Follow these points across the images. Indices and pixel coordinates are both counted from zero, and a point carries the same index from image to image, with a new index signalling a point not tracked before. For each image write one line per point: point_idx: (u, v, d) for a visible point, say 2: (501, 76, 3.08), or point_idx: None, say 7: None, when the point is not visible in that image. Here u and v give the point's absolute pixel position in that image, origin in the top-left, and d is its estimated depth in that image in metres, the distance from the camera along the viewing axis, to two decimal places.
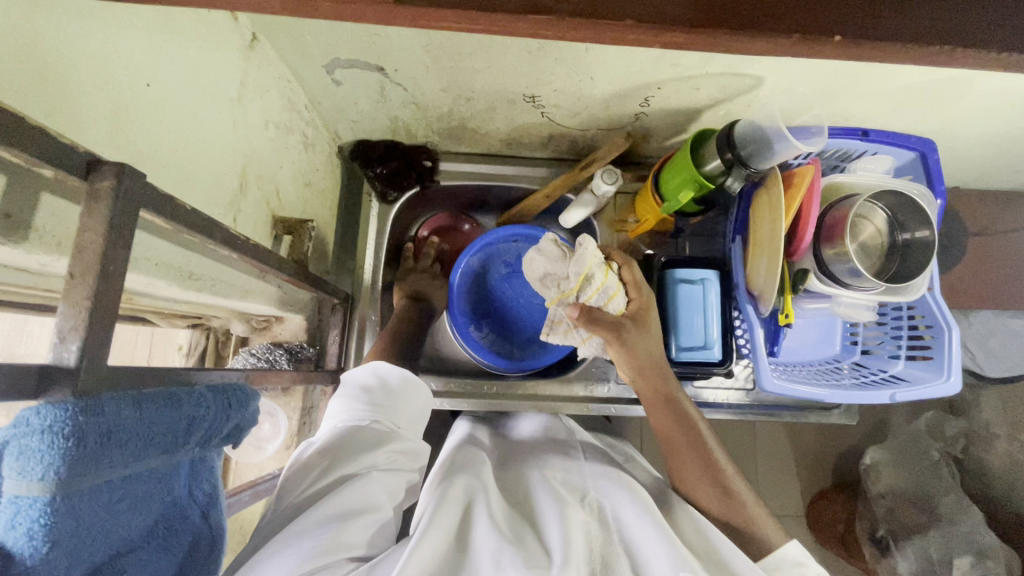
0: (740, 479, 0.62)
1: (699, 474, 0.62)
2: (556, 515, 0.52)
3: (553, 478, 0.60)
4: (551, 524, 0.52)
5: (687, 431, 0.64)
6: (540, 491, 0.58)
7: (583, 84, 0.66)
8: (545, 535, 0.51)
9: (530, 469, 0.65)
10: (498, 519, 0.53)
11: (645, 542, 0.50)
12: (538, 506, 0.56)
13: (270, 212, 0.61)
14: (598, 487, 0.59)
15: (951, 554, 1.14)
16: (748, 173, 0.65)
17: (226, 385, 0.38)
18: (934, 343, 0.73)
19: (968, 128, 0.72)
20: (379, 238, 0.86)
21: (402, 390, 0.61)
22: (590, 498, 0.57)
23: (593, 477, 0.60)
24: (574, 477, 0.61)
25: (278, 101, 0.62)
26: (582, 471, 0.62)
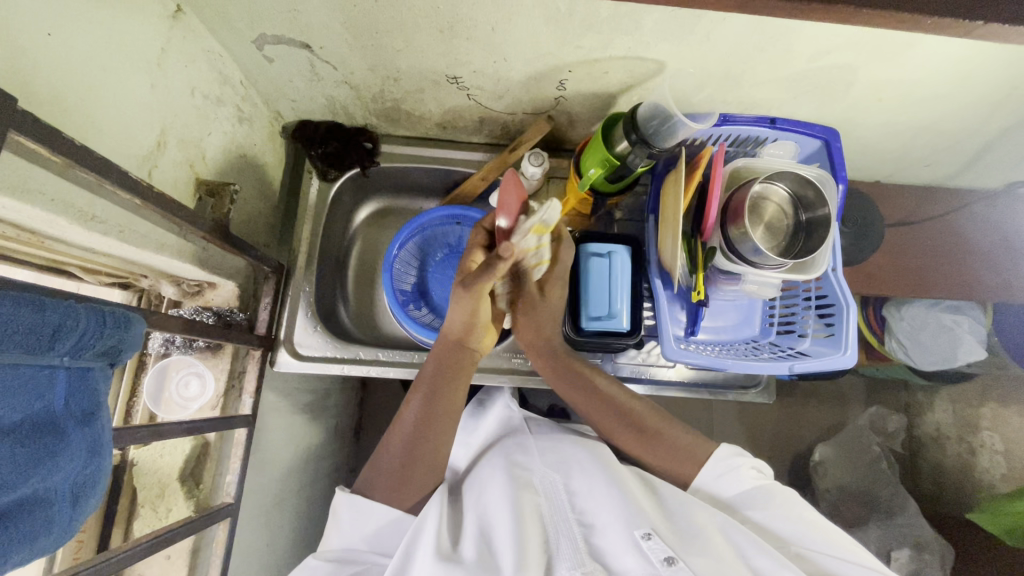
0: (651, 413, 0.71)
1: (620, 430, 0.70)
2: (506, 509, 0.58)
3: (503, 464, 0.66)
4: (502, 526, 0.56)
5: (597, 402, 0.72)
6: (487, 493, 0.62)
7: (498, 65, 0.70)
8: (497, 539, 0.56)
9: (480, 466, 0.69)
10: (445, 544, 0.56)
11: (601, 510, 0.57)
12: (484, 513, 0.60)
13: (192, 173, 0.65)
14: (544, 472, 0.65)
15: (889, 547, 1.22)
16: (652, 151, 0.69)
17: (109, 308, 0.42)
18: (836, 320, 0.76)
19: (868, 117, 0.77)
20: (318, 214, 0.89)
21: (354, 511, 0.63)
22: (544, 484, 0.63)
23: (548, 454, 0.68)
24: (524, 462, 0.66)
25: (207, 72, 0.66)
26: (532, 451, 0.68)
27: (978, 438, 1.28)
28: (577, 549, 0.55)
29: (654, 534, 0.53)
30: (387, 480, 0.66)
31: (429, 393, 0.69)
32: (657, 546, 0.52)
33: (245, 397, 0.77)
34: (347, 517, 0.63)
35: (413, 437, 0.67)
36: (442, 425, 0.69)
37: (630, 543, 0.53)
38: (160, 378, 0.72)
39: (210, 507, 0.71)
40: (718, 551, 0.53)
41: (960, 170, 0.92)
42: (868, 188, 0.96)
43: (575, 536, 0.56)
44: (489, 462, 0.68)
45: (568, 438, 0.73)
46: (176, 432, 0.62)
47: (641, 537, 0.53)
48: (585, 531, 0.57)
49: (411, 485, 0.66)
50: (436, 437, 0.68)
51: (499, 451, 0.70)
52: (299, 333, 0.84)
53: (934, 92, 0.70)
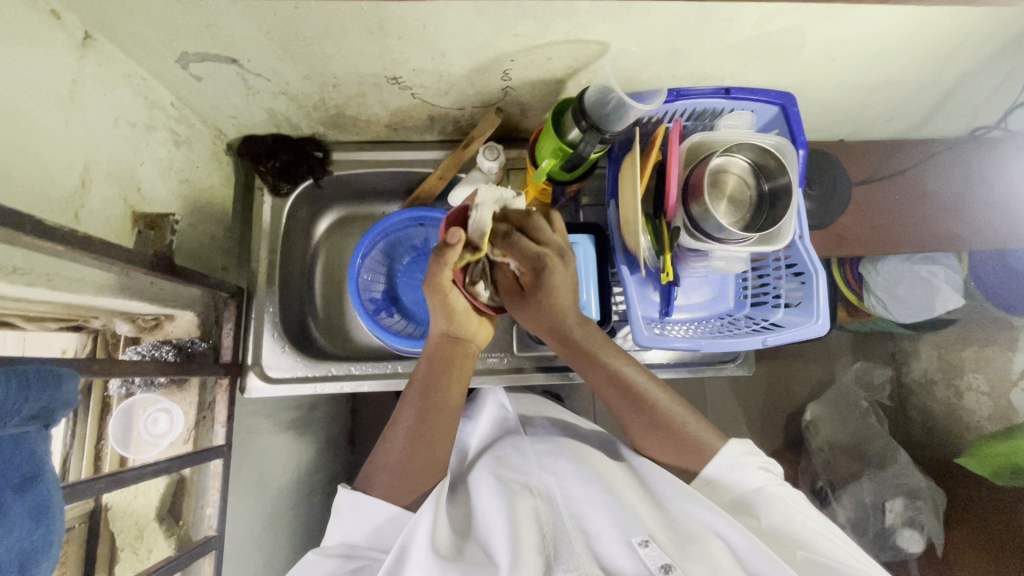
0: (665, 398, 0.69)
1: (639, 419, 0.68)
2: (502, 513, 0.57)
3: (499, 471, 0.65)
4: (497, 529, 0.56)
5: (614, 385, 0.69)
6: (482, 498, 0.62)
7: (437, 61, 0.67)
8: (492, 542, 0.55)
9: (473, 472, 0.69)
10: (442, 540, 0.55)
11: (597, 514, 0.57)
12: (481, 515, 0.60)
13: (128, 207, 0.62)
14: (538, 475, 0.65)
15: (884, 499, 1.24)
16: (605, 136, 0.67)
17: (32, 368, 0.40)
18: (807, 289, 0.75)
19: (823, 78, 0.75)
20: (275, 231, 0.87)
21: (356, 508, 0.61)
22: (537, 486, 0.63)
23: (543, 460, 0.68)
24: (519, 466, 0.67)
25: (131, 99, 0.63)
26: (528, 456, 0.69)
27: (965, 381, 1.28)
28: (573, 552, 0.54)
29: (652, 541, 0.53)
30: (388, 478, 0.63)
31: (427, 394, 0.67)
32: (654, 554, 0.52)
33: (217, 427, 0.75)
34: (349, 510, 0.61)
35: (415, 427, 0.65)
36: (441, 417, 0.66)
37: (627, 549, 0.53)
38: (127, 419, 0.71)
39: (191, 543, 0.70)
40: (714, 557, 0.53)
41: (923, 121, 0.91)
42: (833, 148, 0.95)
43: (572, 539, 0.56)
44: (484, 467, 0.68)
45: (561, 442, 0.72)
46: (142, 477, 0.61)
47: (637, 544, 0.53)
48: (581, 537, 0.57)
49: (415, 481, 0.62)
50: (440, 429, 0.66)
51: (493, 458, 0.70)
52: (267, 354, 0.82)
53: (886, 47, 0.68)
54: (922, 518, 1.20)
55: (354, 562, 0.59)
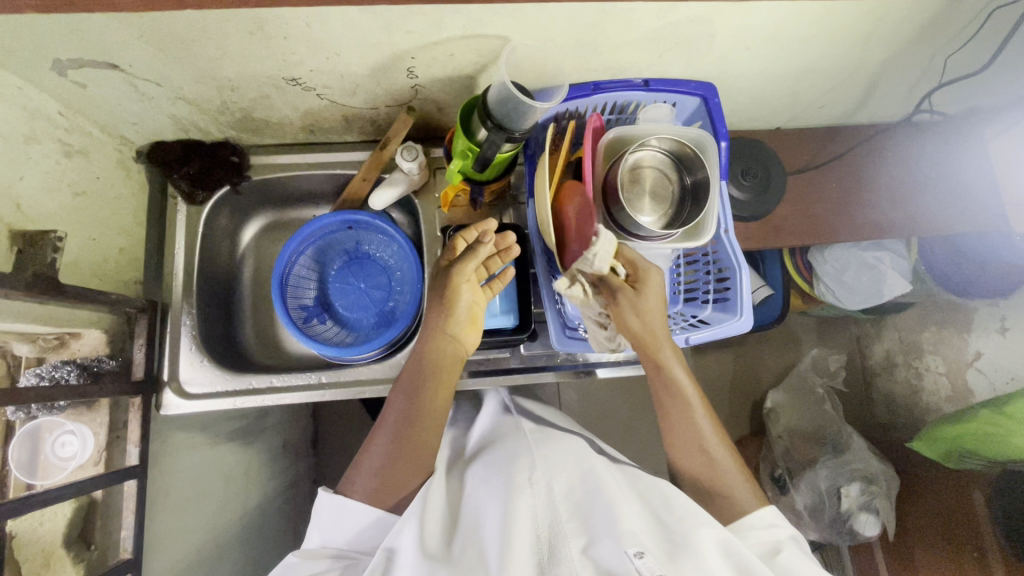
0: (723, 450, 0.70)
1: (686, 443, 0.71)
2: (498, 517, 0.57)
3: (502, 470, 0.64)
4: (493, 529, 0.56)
5: (680, 411, 0.71)
6: (484, 500, 0.62)
7: (334, 60, 0.64)
8: (487, 543, 0.56)
9: (477, 469, 0.68)
10: (432, 542, 0.56)
11: (596, 522, 0.56)
12: (480, 513, 0.61)
13: (5, 225, 0.58)
14: (541, 469, 0.64)
15: (839, 484, 1.23)
16: (511, 136, 0.64)
17: None
18: (731, 284, 0.74)
19: (742, 67, 0.73)
20: (193, 241, 0.84)
21: (336, 509, 0.62)
22: (537, 481, 0.62)
23: (548, 457, 0.66)
24: (521, 459, 0.66)
25: (3, 109, 0.60)
26: (530, 450, 0.67)
27: (922, 362, 1.31)
28: (569, 558, 0.53)
29: (646, 552, 0.51)
30: (378, 475, 0.64)
31: (407, 392, 0.68)
32: (649, 565, 0.50)
33: (130, 447, 0.73)
34: (330, 510, 0.63)
35: (398, 436, 0.65)
36: (425, 426, 0.67)
37: (621, 558, 0.51)
38: (31, 443, 0.67)
39: (104, 567, 0.69)
40: (707, 566, 0.52)
41: (857, 107, 0.89)
42: (769, 138, 0.93)
43: (571, 545, 0.55)
44: (489, 467, 0.67)
45: (564, 442, 0.71)
46: (41, 505, 0.59)
47: (632, 555, 0.51)
48: (580, 539, 0.55)
49: (403, 471, 0.64)
50: (427, 423, 0.67)
51: (497, 452, 0.70)
52: (184, 368, 0.80)
53: (800, 33, 0.66)
54: (877, 502, 1.19)
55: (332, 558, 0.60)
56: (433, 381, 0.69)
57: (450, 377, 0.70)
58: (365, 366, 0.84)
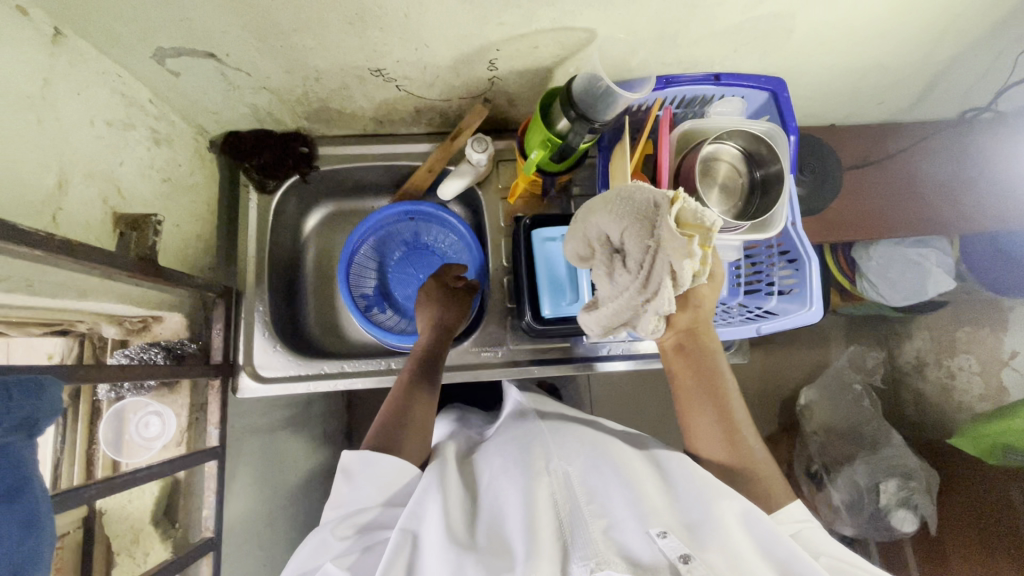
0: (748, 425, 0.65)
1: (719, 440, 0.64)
2: (519, 503, 0.55)
3: (518, 458, 0.62)
4: (514, 513, 0.54)
5: (705, 391, 0.65)
6: (500, 486, 0.59)
7: (421, 52, 0.66)
8: (510, 532, 0.53)
9: (490, 459, 0.66)
10: (457, 527, 0.55)
11: (615, 505, 0.54)
12: (498, 497, 0.58)
13: (109, 209, 0.61)
14: (559, 455, 0.61)
15: (878, 480, 1.23)
16: (594, 126, 0.66)
17: (15, 377, 0.40)
18: (801, 276, 0.75)
19: (811, 62, 0.74)
20: (263, 230, 0.85)
21: (365, 468, 0.61)
22: (554, 467, 0.59)
23: (563, 445, 0.64)
24: (536, 447, 0.63)
25: (108, 97, 0.61)
26: (545, 438, 0.65)
27: (955, 361, 1.30)
28: (589, 538, 0.51)
29: (669, 531, 0.50)
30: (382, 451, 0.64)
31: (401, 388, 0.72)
32: (673, 544, 0.48)
33: (211, 428, 0.75)
34: (368, 467, 0.61)
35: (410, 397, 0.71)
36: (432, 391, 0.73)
37: (644, 539, 0.49)
38: (117, 423, 0.70)
39: (189, 545, 0.71)
40: (733, 542, 0.50)
41: (913, 104, 0.90)
42: (823, 134, 0.94)
43: (592, 526, 0.52)
44: (504, 453, 0.64)
45: (578, 431, 0.68)
46: (135, 481, 0.59)
47: (655, 536, 0.49)
48: (601, 521, 0.53)
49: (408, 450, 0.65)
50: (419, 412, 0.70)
51: (509, 441, 0.67)
52: (257, 353, 0.81)
53: (875, 29, 0.67)
54: (916, 498, 1.19)
55: (363, 520, 0.59)
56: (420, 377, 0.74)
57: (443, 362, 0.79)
58: None
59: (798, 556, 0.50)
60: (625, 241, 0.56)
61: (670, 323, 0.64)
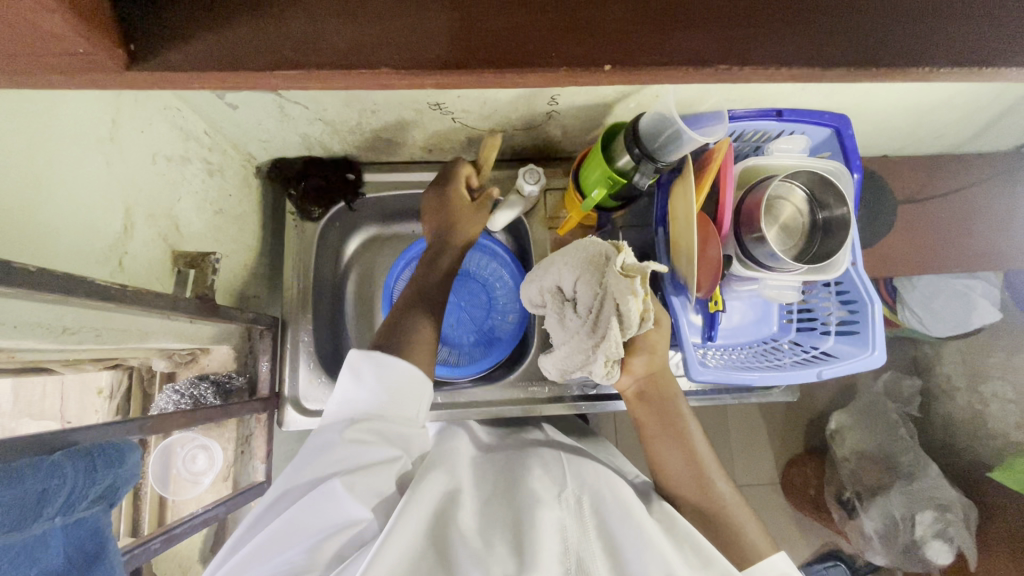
0: (719, 470, 0.60)
1: (687, 479, 0.58)
2: (527, 519, 0.48)
3: (533, 476, 0.55)
4: (520, 531, 0.47)
5: (674, 439, 0.60)
6: (508, 501, 0.52)
7: (484, 88, 0.64)
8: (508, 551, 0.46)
9: (505, 472, 0.59)
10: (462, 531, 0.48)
11: (626, 538, 0.47)
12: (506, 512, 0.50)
13: (167, 247, 0.60)
14: (580, 479, 0.55)
15: (914, 511, 1.19)
16: (658, 166, 0.64)
17: (96, 446, 0.38)
18: (860, 319, 0.74)
19: (877, 99, 0.72)
20: (307, 257, 0.84)
21: (377, 367, 0.57)
22: (569, 495, 0.52)
23: (581, 469, 0.57)
24: (554, 469, 0.56)
25: (167, 132, 0.60)
26: (564, 461, 0.58)
27: (988, 389, 1.20)
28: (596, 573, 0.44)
29: None
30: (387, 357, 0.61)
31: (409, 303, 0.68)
32: None
33: (257, 464, 0.74)
34: (375, 372, 0.56)
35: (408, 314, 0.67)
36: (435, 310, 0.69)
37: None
38: (165, 458, 0.70)
39: None
40: None
41: (972, 137, 0.88)
42: (876, 165, 0.92)
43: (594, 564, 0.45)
44: (524, 467, 0.58)
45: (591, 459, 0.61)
46: (195, 529, 0.56)
47: None
48: (605, 560, 0.46)
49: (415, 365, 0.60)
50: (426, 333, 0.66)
51: (530, 459, 0.60)
52: (302, 384, 0.80)
53: None
54: (952, 531, 1.15)
55: (371, 427, 0.54)
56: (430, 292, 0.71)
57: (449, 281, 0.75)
58: (477, 388, 0.84)
59: None
60: (579, 289, 0.56)
61: (627, 366, 0.63)
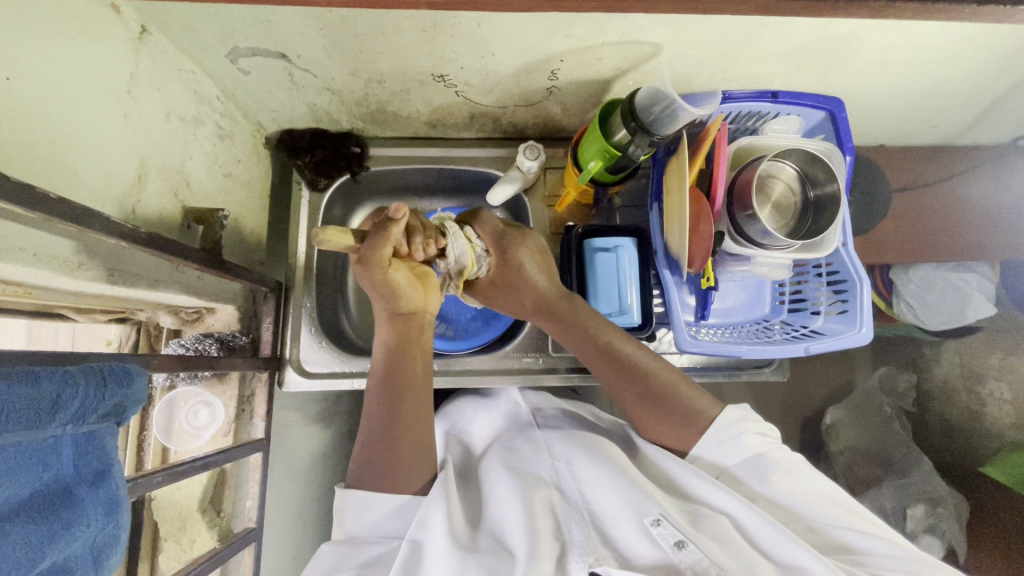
0: (665, 373, 0.70)
1: (642, 400, 0.70)
2: (517, 504, 0.57)
3: (509, 462, 0.64)
4: (512, 519, 0.55)
5: (619, 369, 0.71)
6: (493, 487, 0.61)
7: (486, 60, 0.67)
8: (508, 535, 0.54)
9: (485, 463, 0.67)
10: (459, 530, 0.56)
11: (607, 496, 0.58)
12: (493, 504, 0.59)
13: (177, 201, 0.63)
14: (550, 465, 0.63)
15: (904, 504, 1.15)
16: (653, 139, 0.67)
17: (104, 366, 0.40)
18: (849, 296, 0.75)
19: (870, 84, 0.74)
20: (313, 226, 0.86)
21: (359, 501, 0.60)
22: (550, 474, 0.62)
23: (554, 449, 0.66)
24: (528, 455, 0.65)
25: (182, 93, 0.63)
26: (539, 444, 0.67)
27: (986, 389, 1.18)
28: (589, 537, 0.53)
29: (663, 519, 0.54)
30: (374, 477, 0.62)
31: (388, 387, 0.64)
32: (667, 531, 0.53)
33: (257, 421, 0.77)
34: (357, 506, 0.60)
35: (387, 420, 0.63)
36: (413, 401, 0.65)
37: (641, 532, 0.53)
38: (168, 410, 0.71)
39: (233, 534, 0.72)
40: (725, 532, 0.55)
41: (968, 127, 0.89)
42: (872, 155, 0.94)
43: (587, 524, 0.55)
44: (495, 458, 0.66)
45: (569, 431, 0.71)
46: (194, 472, 0.58)
47: (650, 524, 0.53)
48: (593, 519, 0.56)
49: (406, 478, 0.62)
50: (414, 414, 0.64)
51: (501, 450, 0.68)
52: (303, 349, 0.82)
53: (941, 54, 0.67)
54: (942, 525, 1.11)
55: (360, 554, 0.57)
56: (413, 353, 0.66)
57: (421, 345, 0.67)
58: (473, 358, 0.86)
59: (779, 529, 0.54)
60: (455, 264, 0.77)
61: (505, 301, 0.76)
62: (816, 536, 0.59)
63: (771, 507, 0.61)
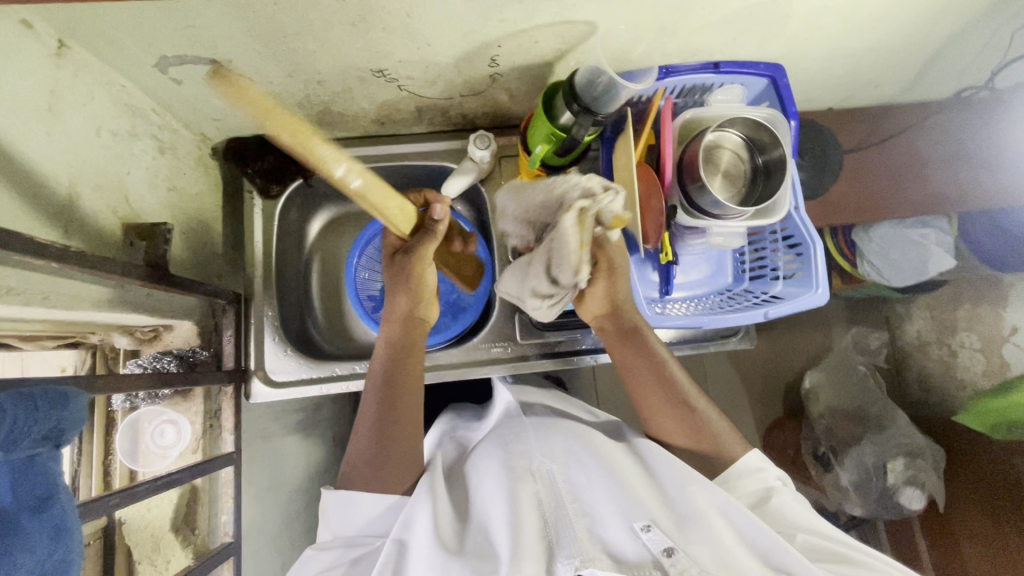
0: (700, 399, 0.69)
1: (667, 406, 0.69)
2: (503, 505, 0.55)
3: (499, 458, 0.62)
4: (498, 518, 0.55)
5: (653, 372, 0.70)
6: (483, 486, 0.60)
7: (423, 51, 0.66)
8: (494, 538, 0.53)
9: (477, 459, 0.65)
10: (447, 534, 0.55)
11: (597, 498, 0.56)
12: (482, 505, 0.58)
13: (117, 218, 0.61)
14: (540, 458, 0.62)
15: (884, 459, 1.18)
16: (597, 118, 0.67)
17: (35, 390, 0.40)
18: (806, 259, 0.76)
19: (809, 48, 0.75)
20: (268, 234, 0.85)
21: (345, 505, 0.61)
22: (538, 469, 0.61)
23: (546, 446, 0.65)
24: (520, 449, 0.64)
25: (110, 107, 0.61)
26: (529, 441, 0.66)
27: (957, 340, 1.17)
28: (576, 538, 0.52)
29: (653, 525, 0.52)
30: (366, 469, 0.62)
31: (388, 377, 0.68)
32: (657, 538, 0.51)
33: (225, 435, 0.76)
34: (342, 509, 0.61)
35: (383, 409, 0.65)
36: (408, 398, 0.67)
37: (629, 534, 0.52)
38: (132, 432, 0.70)
39: (209, 550, 0.71)
40: (717, 535, 0.52)
41: (911, 84, 0.91)
42: (821, 119, 0.95)
43: (575, 525, 0.54)
44: (485, 456, 0.65)
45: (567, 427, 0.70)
46: (156, 490, 0.57)
47: (640, 528, 0.52)
48: (583, 519, 0.55)
49: (393, 469, 0.62)
50: (405, 410, 0.66)
51: (498, 443, 0.66)
52: (269, 358, 0.82)
53: (871, 13, 0.68)
54: (922, 476, 1.14)
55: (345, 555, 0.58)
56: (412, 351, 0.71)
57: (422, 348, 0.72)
58: (443, 353, 0.86)
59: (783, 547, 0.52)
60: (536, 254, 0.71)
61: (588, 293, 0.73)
62: (815, 553, 0.56)
63: (779, 522, 0.60)
